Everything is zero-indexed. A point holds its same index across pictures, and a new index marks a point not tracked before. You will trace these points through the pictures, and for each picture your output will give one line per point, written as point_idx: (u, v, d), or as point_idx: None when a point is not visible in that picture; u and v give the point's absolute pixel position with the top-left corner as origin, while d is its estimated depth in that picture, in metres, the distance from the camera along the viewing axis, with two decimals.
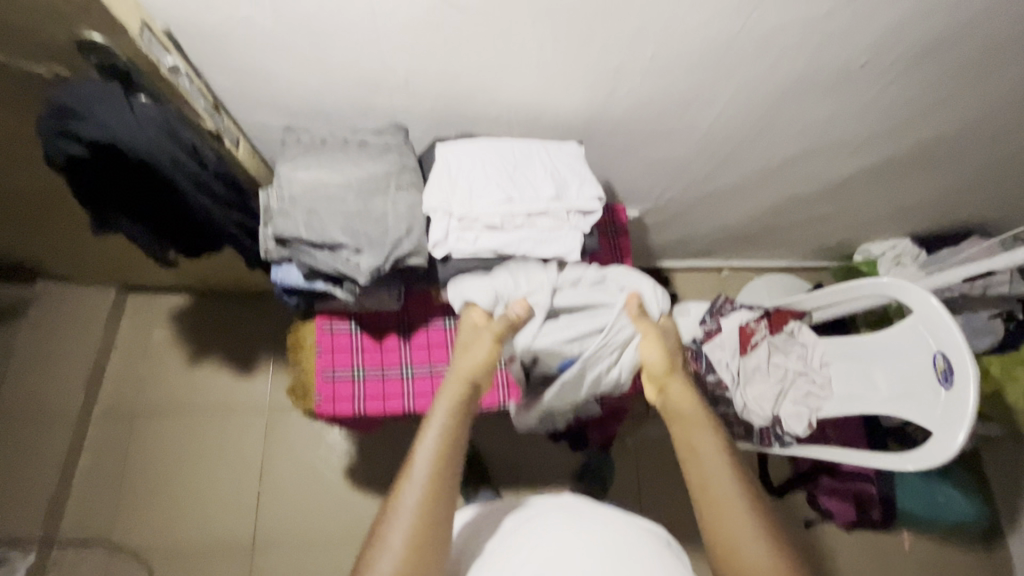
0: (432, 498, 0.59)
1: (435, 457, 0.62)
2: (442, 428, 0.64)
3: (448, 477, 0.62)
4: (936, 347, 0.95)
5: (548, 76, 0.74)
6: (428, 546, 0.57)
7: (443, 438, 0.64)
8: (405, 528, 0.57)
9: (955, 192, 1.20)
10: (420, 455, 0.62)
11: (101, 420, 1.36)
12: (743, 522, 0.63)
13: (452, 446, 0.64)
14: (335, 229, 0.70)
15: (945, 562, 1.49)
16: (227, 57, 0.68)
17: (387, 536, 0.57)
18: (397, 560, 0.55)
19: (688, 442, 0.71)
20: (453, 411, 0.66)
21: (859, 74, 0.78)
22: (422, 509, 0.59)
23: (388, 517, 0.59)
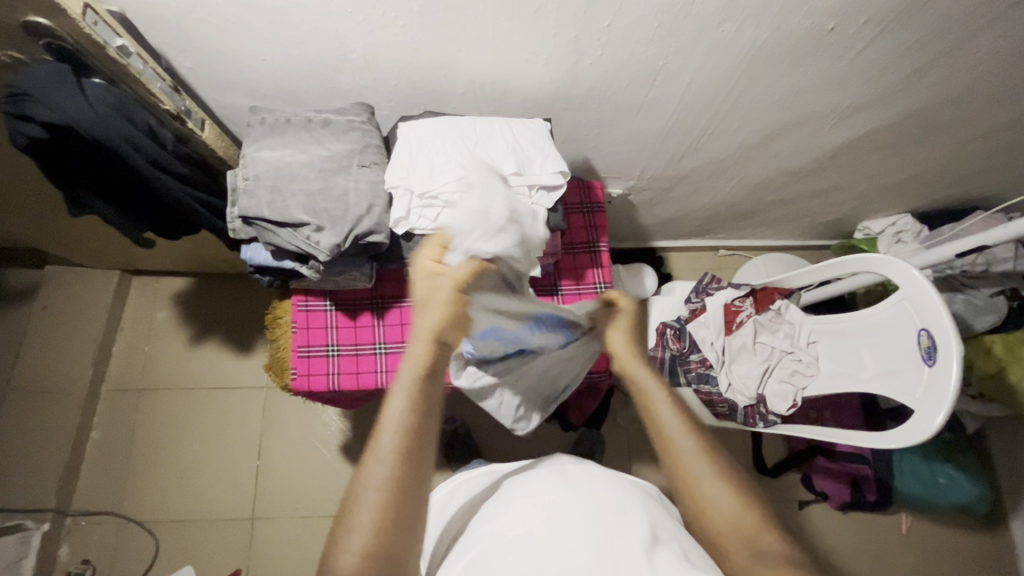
0: (400, 470, 0.57)
1: (401, 428, 0.58)
2: (407, 398, 0.59)
3: (418, 448, 0.58)
4: (919, 324, 0.92)
5: (506, 50, 0.74)
6: (399, 518, 0.55)
7: (408, 407, 0.59)
8: (373, 504, 0.55)
9: (952, 164, 1.16)
10: (385, 428, 0.58)
11: (109, 397, 1.43)
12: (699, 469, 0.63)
13: (417, 415, 0.59)
14: (296, 208, 0.72)
15: (945, 544, 1.47)
16: (187, 38, 0.69)
17: (356, 511, 0.55)
18: (369, 534, 0.54)
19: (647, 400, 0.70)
20: (419, 380, 0.60)
21: (830, 39, 0.75)
22: (389, 483, 0.56)
23: (356, 495, 0.56)
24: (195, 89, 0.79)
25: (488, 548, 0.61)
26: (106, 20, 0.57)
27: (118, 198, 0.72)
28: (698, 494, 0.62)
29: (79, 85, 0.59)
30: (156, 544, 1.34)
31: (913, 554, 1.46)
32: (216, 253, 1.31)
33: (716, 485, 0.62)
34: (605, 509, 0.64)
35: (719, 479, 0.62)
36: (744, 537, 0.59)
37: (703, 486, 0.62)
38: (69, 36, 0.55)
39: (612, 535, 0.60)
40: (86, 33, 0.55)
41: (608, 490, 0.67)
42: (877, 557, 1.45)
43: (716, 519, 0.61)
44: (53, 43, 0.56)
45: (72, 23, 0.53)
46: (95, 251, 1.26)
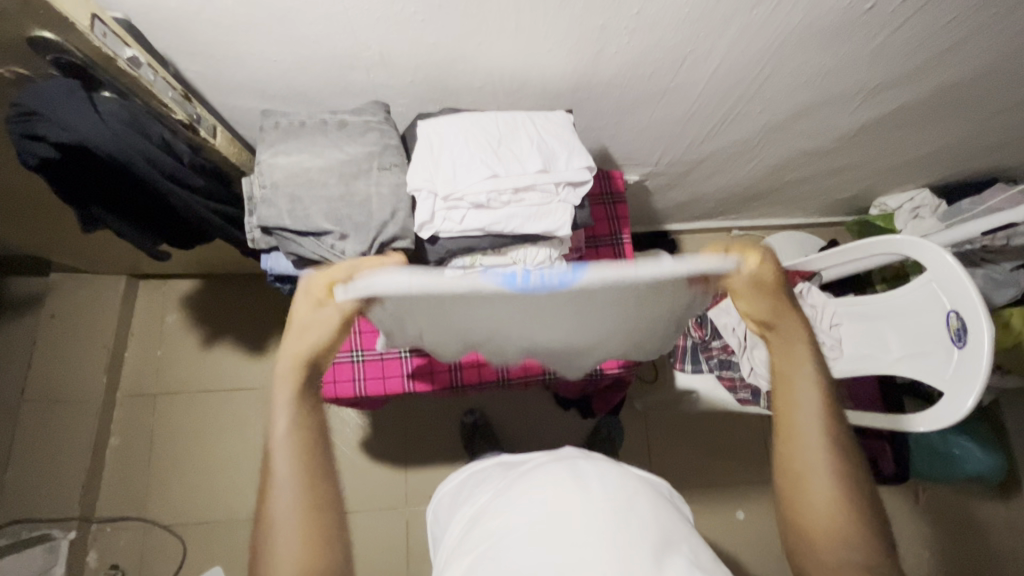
0: (307, 487, 0.53)
1: (295, 453, 0.54)
2: (293, 415, 0.55)
3: (318, 464, 0.55)
4: (949, 306, 0.91)
5: (530, 41, 0.71)
6: (325, 544, 0.52)
7: (296, 422, 0.55)
8: (293, 530, 0.52)
9: (977, 138, 1.13)
10: (279, 458, 0.54)
11: (124, 402, 1.42)
12: (825, 473, 0.59)
13: (305, 434, 0.55)
14: (319, 215, 0.70)
15: (959, 513, 1.49)
16: (193, 40, 0.66)
17: (273, 541, 0.51)
18: (292, 558, 0.51)
19: (788, 385, 0.63)
20: (299, 397, 0.56)
21: (866, 17, 0.72)
22: (297, 510, 0.52)
23: (265, 527, 0.52)
24: (203, 94, 0.76)
25: (493, 546, 0.61)
26: (114, 30, 0.54)
27: (134, 212, 0.69)
28: (811, 498, 0.59)
29: (91, 100, 0.56)
30: (183, 546, 1.34)
31: (929, 525, 1.48)
32: (225, 254, 1.28)
33: (829, 483, 0.59)
34: (608, 512, 0.62)
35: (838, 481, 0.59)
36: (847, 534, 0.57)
37: (816, 485, 0.59)
38: (77, 50, 0.52)
39: (620, 543, 0.59)
40: (98, 48, 0.52)
41: (615, 491, 0.65)
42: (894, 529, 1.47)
43: (822, 519, 0.58)
44: (62, 57, 0.53)
45: (78, 37, 0.50)
46: (101, 258, 1.24)
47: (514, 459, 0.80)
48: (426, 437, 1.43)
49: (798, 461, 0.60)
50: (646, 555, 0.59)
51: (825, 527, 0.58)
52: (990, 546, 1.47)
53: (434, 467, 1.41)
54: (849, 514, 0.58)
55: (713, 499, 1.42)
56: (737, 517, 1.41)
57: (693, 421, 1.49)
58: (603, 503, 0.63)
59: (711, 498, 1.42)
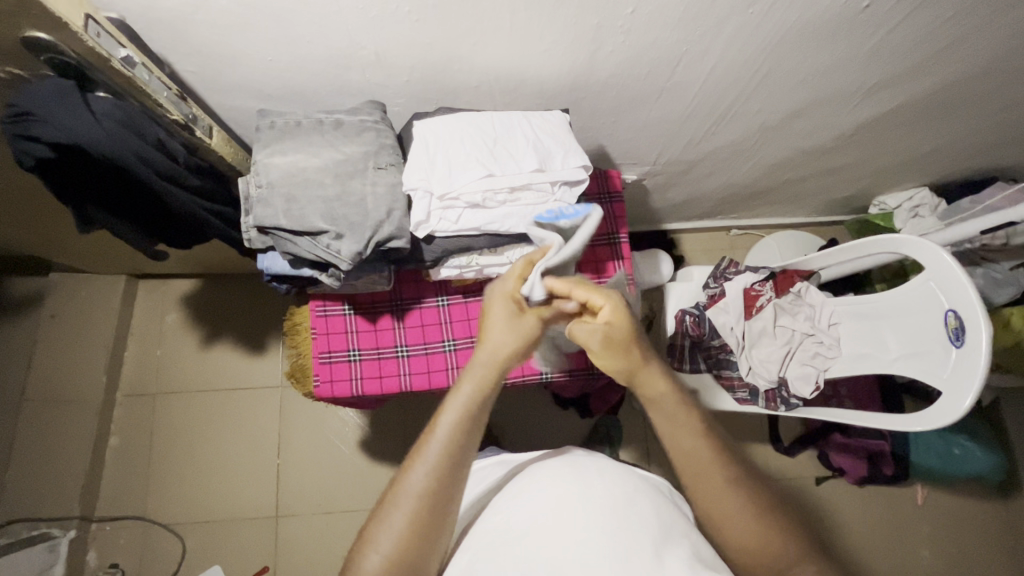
0: (440, 480, 0.56)
1: (449, 442, 0.57)
2: (462, 412, 0.59)
3: (460, 467, 0.58)
4: (948, 305, 0.90)
5: (525, 40, 0.71)
6: (426, 540, 0.55)
7: (460, 417, 0.59)
8: (406, 512, 0.55)
9: (975, 137, 1.13)
10: (433, 441, 0.58)
11: (124, 402, 1.42)
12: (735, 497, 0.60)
13: (467, 431, 0.59)
14: (314, 215, 0.70)
15: (959, 513, 1.49)
16: (189, 40, 0.66)
17: (393, 507, 0.55)
18: (397, 533, 0.54)
19: (672, 435, 0.63)
20: (478, 400, 0.60)
21: (863, 16, 0.72)
22: (422, 498, 0.55)
23: (395, 490, 0.56)
24: (200, 93, 0.76)
25: (490, 544, 0.61)
26: (108, 30, 0.54)
27: (131, 212, 0.69)
28: (731, 526, 0.59)
29: (84, 100, 0.56)
30: (183, 545, 1.35)
31: (929, 525, 1.48)
32: (223, 254, 1.29)
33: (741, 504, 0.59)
34: (607, 509, 0.62)
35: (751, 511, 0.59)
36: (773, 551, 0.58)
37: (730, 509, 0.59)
38: (71, 50, 0.52)
39: (619, 537, 0.59)
40: (90, 47, 0.52)
41: (616, 490, 0.65)
42: (893, 528, 1.47)
43: (757, 559, 0.58)
44: (56, 57, 0.53)
45: (73, 38, 0.51)
46: (100, 258, 1.24)
47: (516, 460, 0.80)
48: None
49: (714, 513, 0.60)
50: (646, 551, 0.58)
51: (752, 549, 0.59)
52: (989, 546, 1.47)
53: None
54: (774, 540, 0.58)
55: None
56: None
57: None
58: (604, 501, 0.63)
59: None
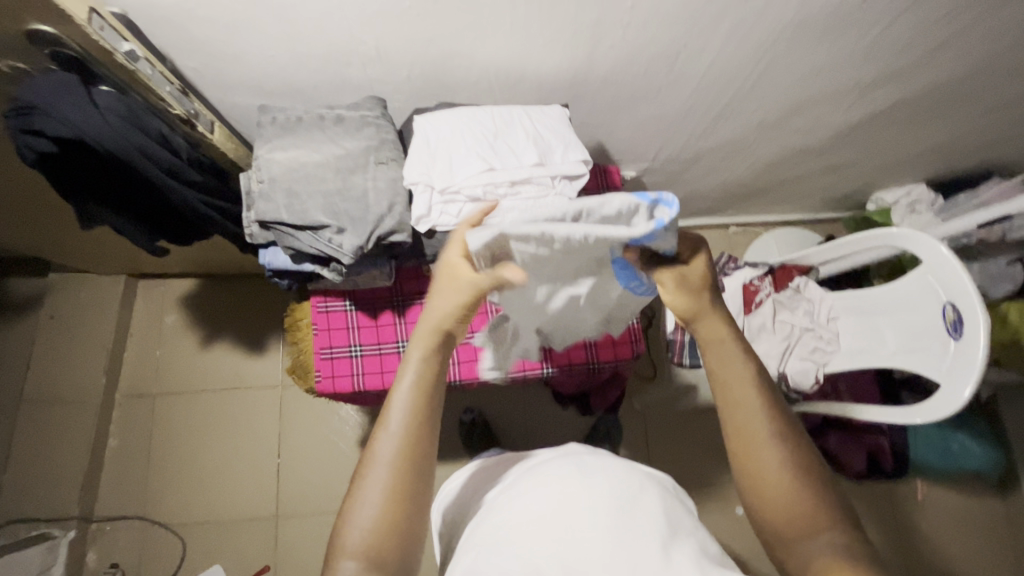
0: (406, 455, 0.56)
1: (407, 417, 0.57)
2: (421, 375, 0.59)
3: (424, 433, 0.58)
4: (945, 299, 0.91)
5: (525, 36, 0.71)
6: (407, 505, 0.55)
7: (419, 381, 0.58)
8: (382, 481, 0.55)
9: (972, 133, 1.13)
10: (396, 408, 0.57)
11: (124, 402, 1.42)
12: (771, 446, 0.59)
13: (427, 391, 0.58)
14: (316, 210, 0.70)
15: (959, 509, 1.49)
16: (191, 37, 0.66)
17: (368, 477, 0.56)
18: (377, 502, 0.55)
19: (723, 376, 0.62)
20: (428, 361, 0.59)
21: (859, 12, 0.72)
22: (394, 466, 0.56)
23: (366, 461, 0.57)
24: (200, 90, 0.76)
25: (495, 543, 0.61)
26: (113, 24, 0.54)
27: (132, 207, 0.70)
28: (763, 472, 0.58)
29: (89, 94, 0.56)
30: (183, 545, 1.34)
31: (929, 523, 1.48)
32: (224, 253, 1.29)
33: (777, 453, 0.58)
34: (614, 508, 0.62)
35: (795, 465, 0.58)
36: (801, 510, 0.56)
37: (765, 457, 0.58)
38: (74, 43, 0.52)
39: (626, 534, 0.59)
40: (95, 41, 0.52)
41: (621, 485, 0.65)
42: (894, 525, 1.47)
43: (790, 516, 0.56)
44: (61, 51, 0.53)
45: (76, 32, 0.51)
46: (99, 258, 1.24)
47: (520, 456, 0.81)
48: None
49: (751, 457, 0.59)
50: (653, 545, 0.59)
51: (782, 505, 0.57)
52: (989, 541, 1.47)
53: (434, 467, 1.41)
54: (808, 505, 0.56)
55: (713, 495, 1.42)
56: (737, 513, 1.41)
57: (692, 417, 1.49)
58: (609, 497, 0.63)
59: (711, 496, 1.42)
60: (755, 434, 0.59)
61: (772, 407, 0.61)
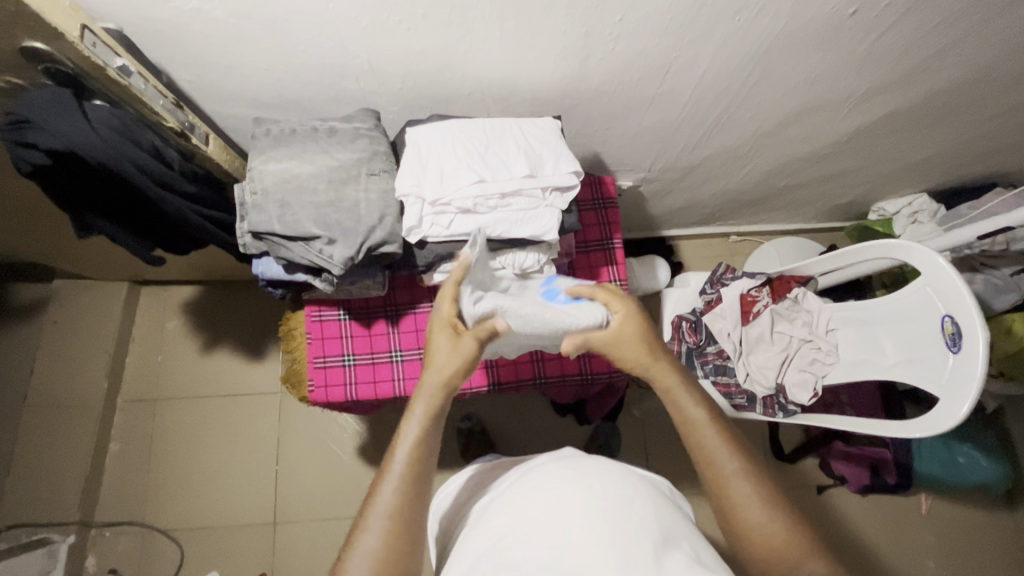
0: (398, 527, 0.55)
1: (402, 487, 0.57)
2: (414, 444, 0.59)
3: (418, 503, 0.57)
4: (943, 311, 0.90)
5: (516, 49, 0.71)
6: (403, 560, 0.54)
7: (416, 450, 0.59)
8: (372, 555, 0.53)
9: (973, 142, 1.12)
10: (397, 464, 0.58)
11: (125, 407, 1.44)
12: (745, 485, 0.58)
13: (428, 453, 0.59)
14: (308, 221, 0.71)
15: (965, 523, 1.47)
16: (186, 51, 0.67)
17: (361, 540, 0.54)
18: (372, 565, 0.52)
19: (688, 422, 0.63)
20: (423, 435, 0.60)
21: (850, 24, 0.72)
22: (391, 521, 0.55)
23: (360, 526, 0.55)
24: (198, 102, 0.78)
25: (494, 547, 0.60)
26: (104, 40, 0.55)
27: (126, 218, 0.70)
28: (744, 516, 0.57)
29: (81, 108, 0.57)
30: (181, 551, 1.35)
31: (934, 536, 1.46)
32: (223, 261, 1.30)
33: (753, 493, 0.58)
34: (615, 511, 0.62)
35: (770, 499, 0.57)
36: (787, 547, 0.55)
37: (743, 498, 0.58)
38: (67, 59, 0.53)
39: (618, 539, 0.58)
40: (86, 56, 0.52)
41: (614, 492, 0.64)
42: (896, 536, 1.46)
43: (767, 552, 0.55)
44: (53, 66, 0.54)
45: (68, 48, 0.51)
46: (101, 264, 1.26)
47: (515, 462, 0.80)
48: None
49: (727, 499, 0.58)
50: (646, 550, 0.57)
51: (768, 546, 0.55)
52: (996, 556, 1.45)
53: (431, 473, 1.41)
54: (788, 537, 0.55)
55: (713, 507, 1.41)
56: None
57: None
58: (602, 503, 0.62)
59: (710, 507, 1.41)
60: (727, 477, 0.59)
61: (740, 446, 0.61)
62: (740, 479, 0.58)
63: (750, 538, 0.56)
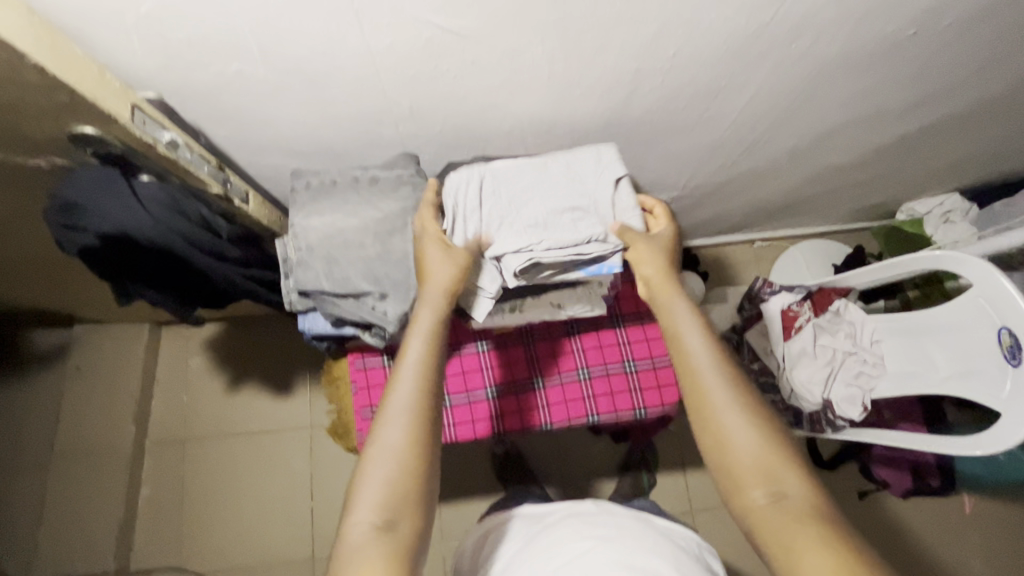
0: (415, 438, 0.56)
1: (414, 396, 0.58)
2: (418, 354, 0.61)
3: (430, 406, 0.59)
4: (999, 322, 0.88)
5: (563, 88, 0.69)
6: (424, 460, 0.56)
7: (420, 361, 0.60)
8: (389, 464, 0.55)
9: (1011, 143, 1.10)
10: (400, 383, 0.59)
11: (154, 450, 1.42)
12: (730, 406, 0.60)
13: (427, 386, 0.59)
14: (357, 277, 0.69)
15: (1008, 523, 1.45)
16: (224, 109, 0.65)
17: (377, 446, 0.56)
18: (387, 471, 0.55)
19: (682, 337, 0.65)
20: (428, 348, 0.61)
21: (905, 45, 0.70)
22: (409, 427, 0.57)
23: (372, 437, 0.57)
24: (232, 156, 0.75)
25: None
26: (151, 116, 0.53)
27: (169, 283, 0.68)
28: (732, 436, 0.59)
29: (131, 188, 0.55)
30: None
31: (975, 537, 1.44)
32: None
33: (741, 418, 0.59)
34: (608, 566, 0.63)
35: (756, 429, 0.59)
36: (766, 467, 0.57)
37: (729, 421, 0.59)
38: (117, 141, 0.51)
39: None
40: (136, 136, 0.50)
41: (620, 549, 0.66)
42: (939, 535, 1.45)
43: (741, 469, 0.57)
44: (102, 148, 0.51)
45: (118, 129, 0.49)
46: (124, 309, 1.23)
47: (532, 513, 0.83)
48: (461, 472, 1.41)
49: (714, 419, 0.60)
50: None
51: (746, 465, 0.57)
52: None
53: (468, 502, 1.39)
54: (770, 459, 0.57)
55: None
56: None
57: None
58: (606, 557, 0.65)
59: None
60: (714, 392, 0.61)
61: (736, 383, 0.62)
62: (725, 400, 0.60)
63: (733, 456, 0.58)
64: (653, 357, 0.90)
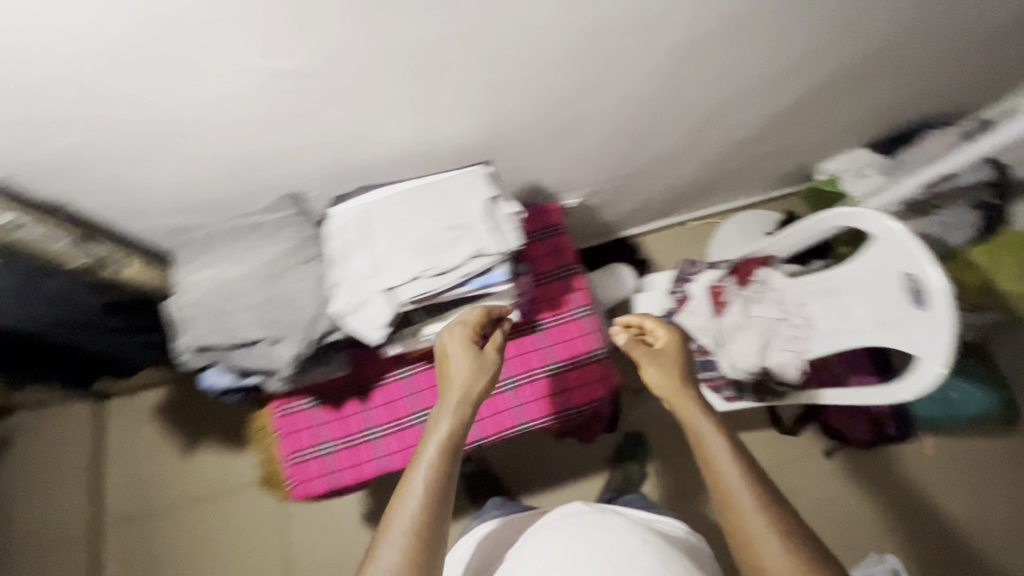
0: (418, 544, 0.54)
1: (425, 498, 0.56)
2: (439, 451, 0.59)
3: (440, 510, 0.56)
4: (902, 271, 0.90)
5: (426, 111, 0.70)
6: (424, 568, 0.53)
7: (437, 458, 0.59)
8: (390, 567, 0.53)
9: (898, 94, 1.13)
10: (415, 481, 0.57)
11: (115, 527, 1.38)
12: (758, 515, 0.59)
13: (445, 492, 0.57)
14: (248, 325, 0.68)
15: (972, 457, 1.47)
16: (83, 180, 0.64)
17: (382, 548, 0.54)
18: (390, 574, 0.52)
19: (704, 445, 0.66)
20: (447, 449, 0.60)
21: (748, 21, 0.72)
22: (415, 528, 0.55)
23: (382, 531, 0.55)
24: (113, 223, 0.74)
25: None
26: None
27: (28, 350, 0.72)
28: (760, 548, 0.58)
29: None
30: None
31: (943, 476, 1.47)
32: None
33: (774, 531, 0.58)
34: None
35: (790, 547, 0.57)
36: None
37: (762, 534, 0.58)
38: None
39: None
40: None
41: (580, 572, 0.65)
42: (909, 479, 1.47)
43: None
44: None
45: None
46: None
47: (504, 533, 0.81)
48: None
49: (743, 527, 0.60)
50: None
51: None
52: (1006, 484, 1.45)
53: None
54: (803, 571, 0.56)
55: None
56: None
57: None
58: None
59: None
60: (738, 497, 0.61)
61: (762, 490, 0.61)
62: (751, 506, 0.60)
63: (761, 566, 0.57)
64: (576, 356, 0.91)
